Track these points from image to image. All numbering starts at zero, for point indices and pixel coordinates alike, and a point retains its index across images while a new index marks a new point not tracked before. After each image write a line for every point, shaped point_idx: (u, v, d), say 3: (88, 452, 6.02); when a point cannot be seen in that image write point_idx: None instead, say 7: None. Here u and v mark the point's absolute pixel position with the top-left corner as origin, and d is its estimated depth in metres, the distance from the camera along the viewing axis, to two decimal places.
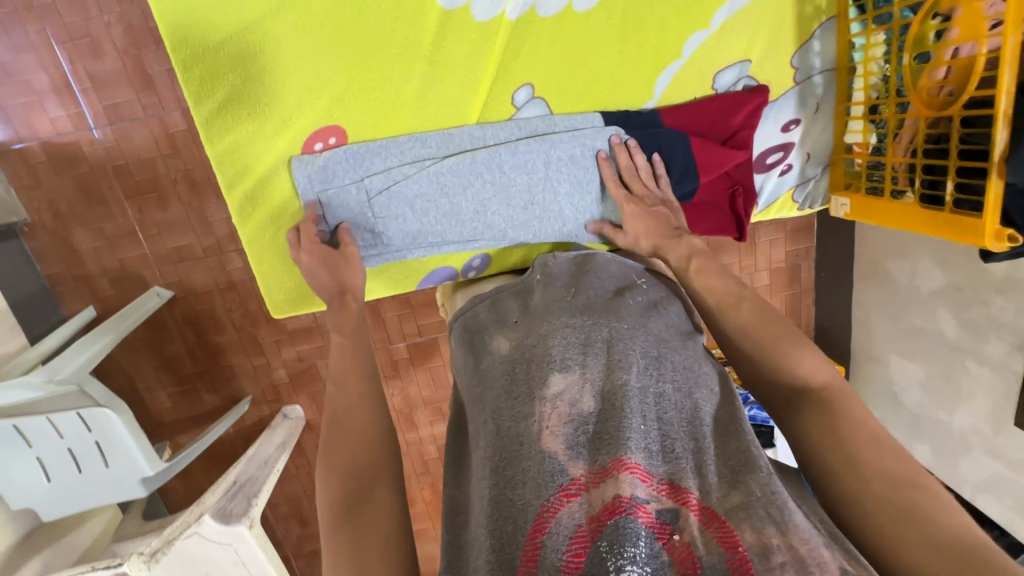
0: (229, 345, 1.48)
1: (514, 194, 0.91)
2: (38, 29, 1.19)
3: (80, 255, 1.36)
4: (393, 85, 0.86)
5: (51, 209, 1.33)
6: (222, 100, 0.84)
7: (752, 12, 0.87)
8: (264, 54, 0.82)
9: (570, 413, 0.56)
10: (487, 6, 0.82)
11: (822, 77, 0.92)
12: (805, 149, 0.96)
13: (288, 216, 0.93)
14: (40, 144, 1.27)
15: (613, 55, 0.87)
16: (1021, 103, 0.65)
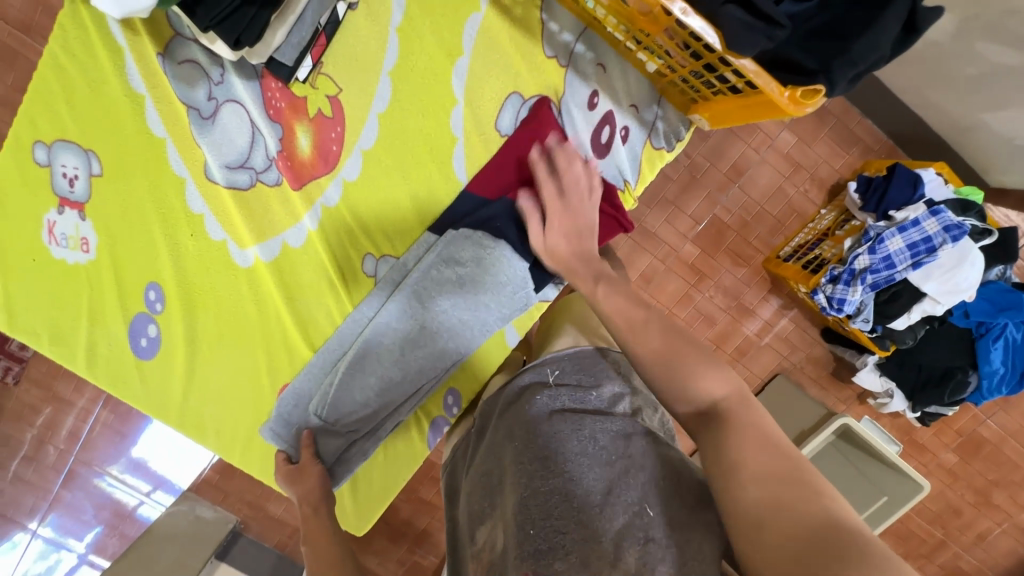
0: (412, 515, 1.83)
1: (416, 338, 0.98)
2: None
3: (280, 520, 1.79)
4: (291, 333, 1.04)
5: (245, 502, 1.77)
6: (216, 428, 1.06)
7: (481, 57, 0.90)
8: (215, 376, 1.04)
9: (489, 556, 0.69)
10: (296, 233, 0.99)
11: (583, 43, 0.90)
12: (626, 105, 0.93)
13: None
14: (212, 468, 1.74)
15: (402, 182, 0.96)
16: None
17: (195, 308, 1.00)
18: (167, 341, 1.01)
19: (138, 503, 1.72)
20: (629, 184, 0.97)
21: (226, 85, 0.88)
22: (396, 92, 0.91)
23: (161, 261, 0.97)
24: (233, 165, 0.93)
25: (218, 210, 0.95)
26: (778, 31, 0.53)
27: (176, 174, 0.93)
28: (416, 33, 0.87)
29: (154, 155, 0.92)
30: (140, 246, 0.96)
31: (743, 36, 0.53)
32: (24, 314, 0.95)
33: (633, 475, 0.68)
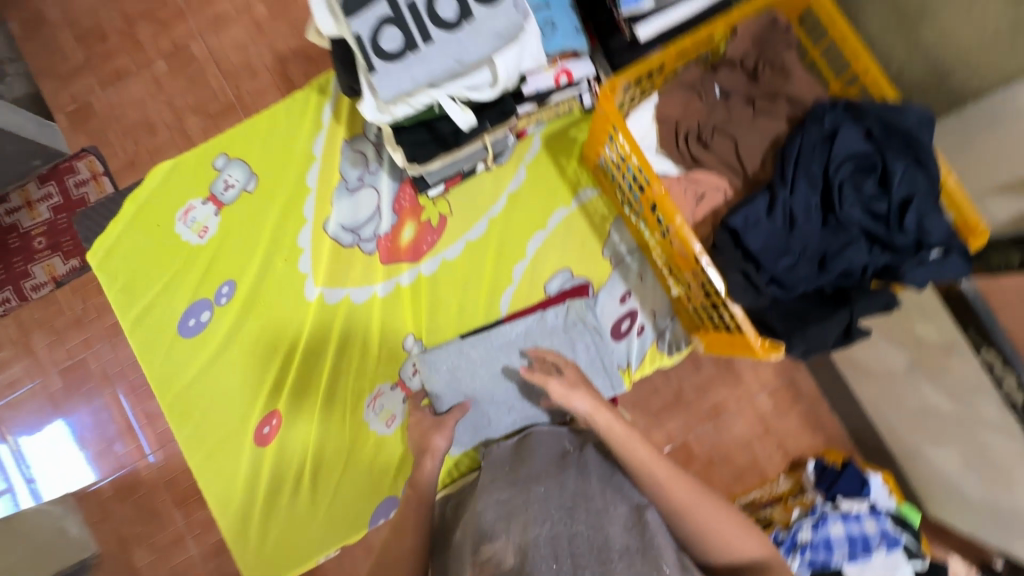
0: None
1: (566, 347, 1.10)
2: (111, 389, 1.64)
3: (138, 572, 1.61)
4: (309, 371, 1.15)
5: (116, 536, 1.61)
6: (192, 425, 1.14)
7: (559, 234, 1.17)
8: (224, 375, 1.15)
9: (495, 573, 0.69)
10: (361, 292, 1.16)
11: (633, 256, 1.15)
12: (648, 308, 1.14)
13: (245, 479, 1.13)
14: (111, 482, 1.63)
15: (457, 293, 1.16)
16: (724, 249, 0.83)
17: (255, 314, 1.16)
18: (211, 328, 1.16)
19: (6, 489, 1.60)
20: (630, 367, 1.15)
21: (375, 175, 1.18)
22: (487, 232, 1.17)
23: (249, 265, 1.18)
24: (346, 227, 1.17)
25: (314, 253, 1.17)
26: (763, 294, 0.81)
27: (303, 218, 1.18)
28: (522, 199, 1.17)
29: (295, 197, 1.19)
30: (242, 251, 1.18)
31: (739, 289, 0.82)
32: (114, 262, 1.18)
33: (646, 531, 0.72)
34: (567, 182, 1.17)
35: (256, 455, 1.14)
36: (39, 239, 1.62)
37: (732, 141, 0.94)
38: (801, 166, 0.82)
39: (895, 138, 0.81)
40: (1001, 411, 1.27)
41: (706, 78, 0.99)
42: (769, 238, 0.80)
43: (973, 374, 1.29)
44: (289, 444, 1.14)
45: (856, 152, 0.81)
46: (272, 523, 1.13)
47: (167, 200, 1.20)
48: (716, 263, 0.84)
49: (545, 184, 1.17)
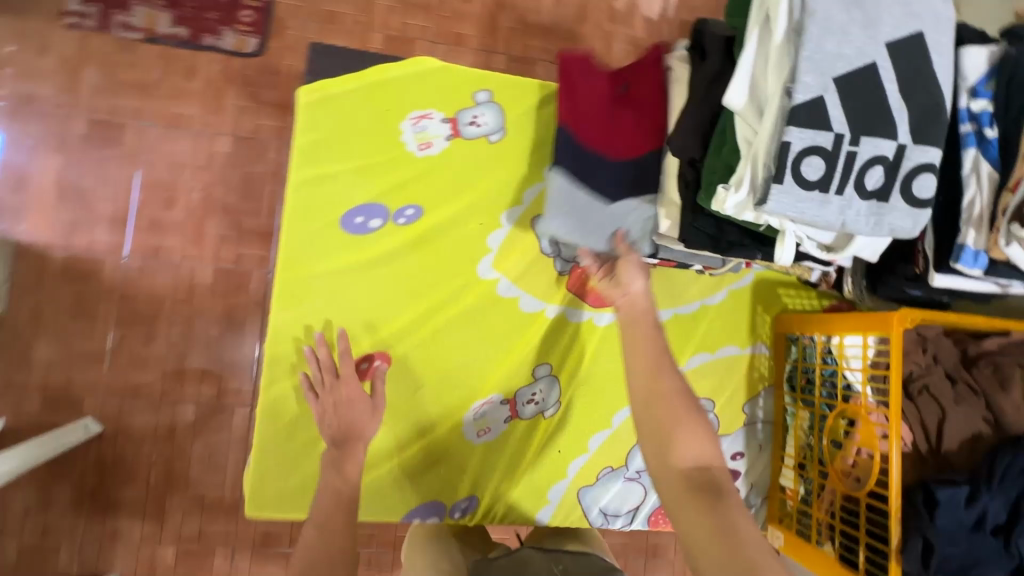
0: (131, 502, 1.23)
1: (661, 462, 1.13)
2: (130, 170, 1.26)
3: (30, 360, 1.20)
4: (444, 336, 1.07)
5: (32, 309, 1.20)
6: (299, 312, 1.03)
7: (718, 365, 1.18)
8: (352, 289, 1.04)
9: None
10: (533, 303, 1.11)
11: (763, 425, 1.18)
12: (749, 480, 1.16)
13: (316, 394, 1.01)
14: (64, 255, 1.23)
15: (612, 357, 1.12)
16: (917, 507, 0.85)
17: (421, 254, 1.08)
18: (371, 239, 1.06)
19: None
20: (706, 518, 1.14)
21: None
22: (667, 323, 1.16)
23: (443, 203, 1.09)
24: None
25: (510, 239, 1.12)
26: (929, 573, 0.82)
27: (519, 200, 1.13)
28: (709, 316, 1.18)
29: (527, 175, 1.13)
30: (446, 190, 1.10)
31: (912, 557, 0.83)
32: (320, 113, 1.06)
33: None
34: (751, 328, 1.19)
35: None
36: None
37: (939, 412, 0.99)
38: (1002, 479, 0.87)
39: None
40: None
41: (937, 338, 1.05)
42: (953, 528, 0.84)
43: None
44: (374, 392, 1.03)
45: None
46: (310, 465, 1.01)
47: (408, 93, 1.10)
48: (898, 518, 0.85)
49: (733, 318, 1.18)
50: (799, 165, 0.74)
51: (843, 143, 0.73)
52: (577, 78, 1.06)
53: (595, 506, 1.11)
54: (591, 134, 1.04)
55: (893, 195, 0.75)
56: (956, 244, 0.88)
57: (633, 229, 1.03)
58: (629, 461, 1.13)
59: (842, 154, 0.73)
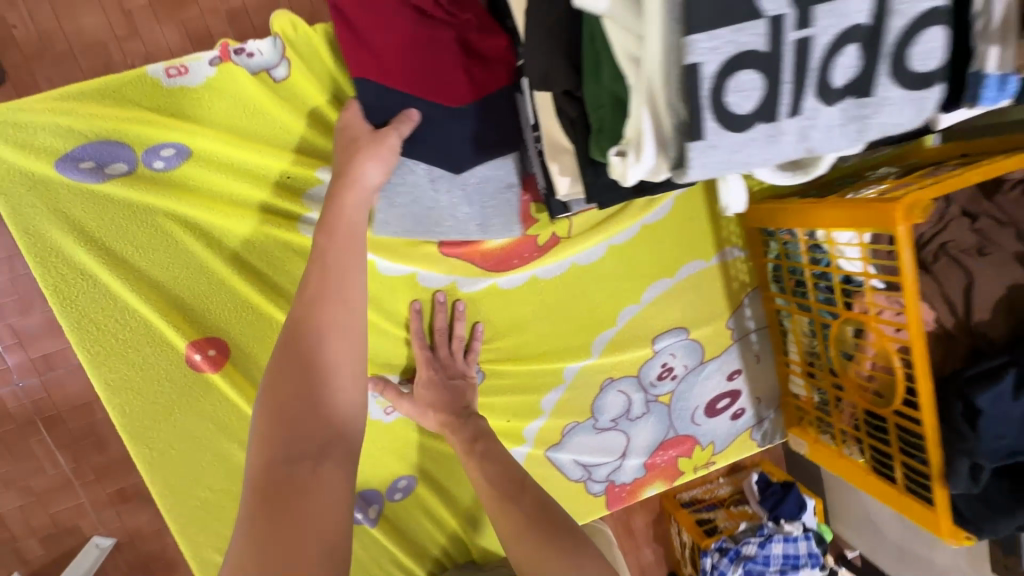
0: None
1: (637, 408, 0.98)
2: None
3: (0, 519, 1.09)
4: None
5: None
6: (156, 417, 0.81)
7: (683, 286, 0.96)
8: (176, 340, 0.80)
9: None
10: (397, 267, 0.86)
11: (757, 334, 1.00)
12: (754, 394, 1.02)
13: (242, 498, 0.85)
14: None
15: (546, 322, 0.92)
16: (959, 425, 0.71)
17: (286, 333, 0.84)
18: (180, 289, 0.80)
19: None
20: (713, 448, 1.03)
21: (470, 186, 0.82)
22: (605, 259, 0.93)
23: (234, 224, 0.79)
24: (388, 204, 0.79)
25: None
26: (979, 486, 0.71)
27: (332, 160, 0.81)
28: (658, 235, 0.93)
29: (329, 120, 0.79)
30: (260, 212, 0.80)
31: (959, 480, 0.70)
32: (21, 187, 0.73)
33: None
34: (713, 233, 0.95)
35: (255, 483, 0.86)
36: None
37: (965, 277, 0.78)
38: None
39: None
40: None
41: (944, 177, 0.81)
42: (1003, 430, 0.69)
43: None
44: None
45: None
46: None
47: (137, 118, 0.74)
48: (938, 440, 0.72)
49: (690, 224, 0.94)
50: (724, 93, 0.44)
51: (784, 29, 0.42)
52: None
53: (571, 462, 0.97)
54: (413, 86, 0.72)
55: (880, 79, 0.45)
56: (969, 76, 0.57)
57: (498, 206, 0.83)
58: (599, 413, 0.97)
59: (788, 51, 0.43)
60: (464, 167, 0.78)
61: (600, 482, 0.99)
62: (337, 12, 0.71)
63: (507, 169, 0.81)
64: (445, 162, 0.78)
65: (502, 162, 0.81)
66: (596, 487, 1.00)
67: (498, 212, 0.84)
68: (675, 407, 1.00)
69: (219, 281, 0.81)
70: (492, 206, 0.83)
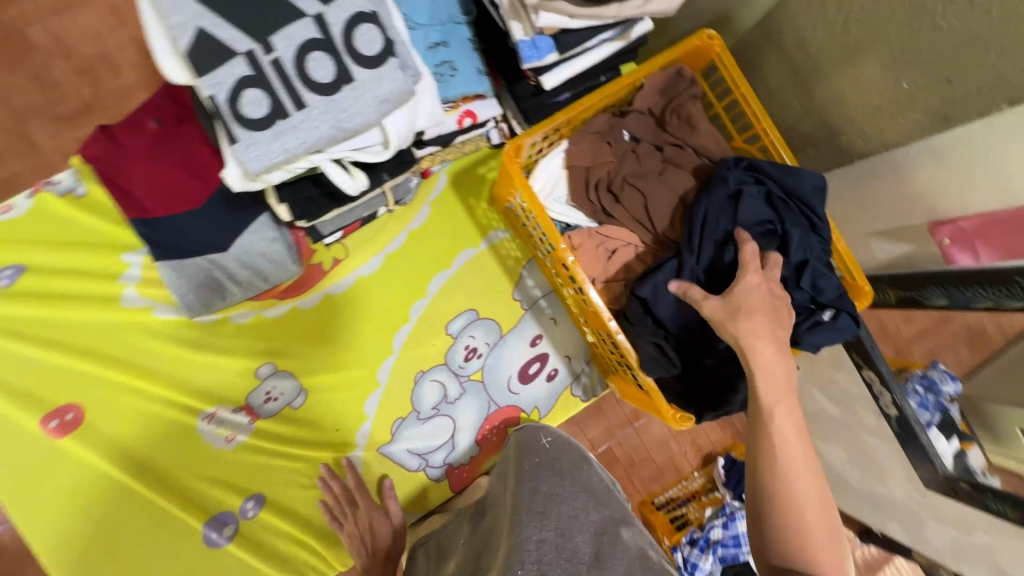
0: None
1: (452, 390, 1.08)
2: None
3: None
4: (145, 405, 1.00)
5: None
6: (26, 486, 0.96)
7: (463, 273, 1.10)
8: (30, 418, 0.97)
9: None
10: (205, 316, 1.03)
11: (546, 299, 1.12)
12: (562, 353, 1.11)
13: (110, 544, 0.97)
14: None
15: (347, 331, 1.06)
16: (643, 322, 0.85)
17: (124, 392, 1.00)
18: (27, 377, 0.98)
19: None
20: (539, 412, 1.11)
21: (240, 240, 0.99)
22: (385, 267, 1.08)
23: (64, 312, 0.98)
24: (179, 275, 0.97)
25: (158, 294, 1.01)
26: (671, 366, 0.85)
27: (131, 247, 1.00)
28: (425, 236, 1.08)
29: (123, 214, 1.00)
30: (80, 297, 0.99)
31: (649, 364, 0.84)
32: None
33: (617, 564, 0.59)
34: (473, 223, 1.10)
35: (121, 531, 0.98)
36: None
37: (643, 198, 0.91)
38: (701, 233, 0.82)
39: (790, 202, 0.84)
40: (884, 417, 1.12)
41: (612, 123, 0.96)
42: (672, 313, 0.83)
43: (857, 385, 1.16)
44: (176, 529, 0.99)
45: (761, 218, 0.82)
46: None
47: None
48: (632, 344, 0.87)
49: (451, 221, 1.09)
50: (240, 105, 0.62)
51: (258, 57, 0.62)
52: (114, 129, 0.97)
53: (404, 453, 1.07)
54: (172, 168, 0.95)
55: (353, 68, 0.64)
56: (514, 43, 0.77)
57: (269, 262, 1.00)
58: (417, 403, 1.07)
59: (270, 69, 0.62)
60: (226, 219, 0.96)
61: (437, 467, 1.08)
62: (109, 137, 0.97)
63: (261, 228, 0.98)
64: (212, 248, 0.97)
65: (257, 224, 0.98)
66: (435, 473, 1.08)
67: (268, 256, 1.00)
68: (490, 382, 1.09)
69: (57, 361, 0.98)
70: (262, 256, 0.99)
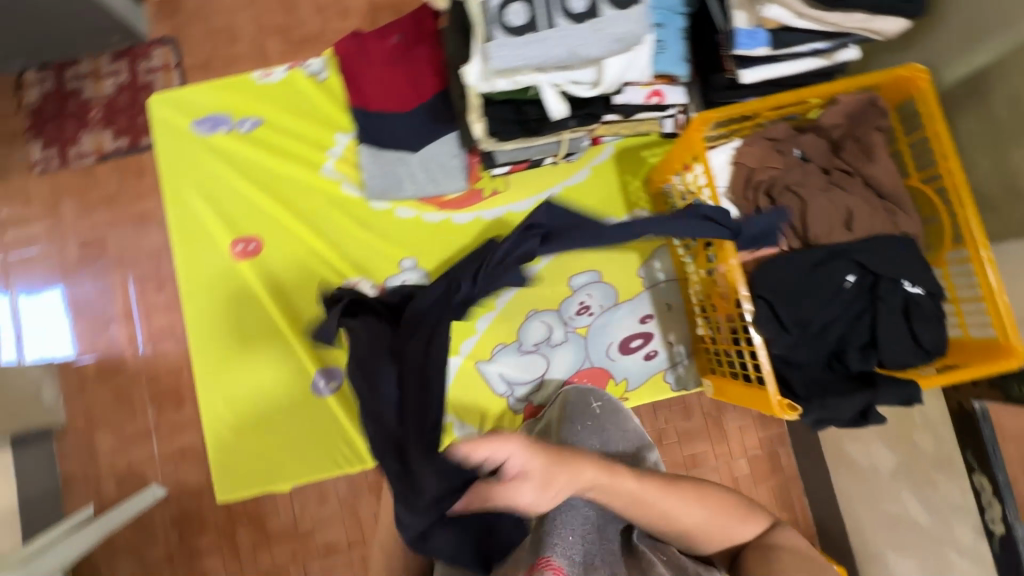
0: (207, 546, 1.68)
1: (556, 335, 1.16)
2: (119, 275, 1.75)
3: (98, 452, 1.70)
4: (307, 258, 1.18)
5: (85, 414, 1.71)
6: (203, 290, 1.17)
7: (598, 237, 1.18)
8: (223, 239, 1.18)
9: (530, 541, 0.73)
10: (379, 202, 1.19)
11: (666, 284, 1.17)
12: (666, 338, 1.15)
13: (246, 359, 1.16)
14: (94, 360, 1.72)
15: (484, 253, 1.18)
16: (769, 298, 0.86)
17: (296, 241, 1.18)
18: (232, 206, 1.19)
19: None
20: (628, 384, 1.14)
21: (429, 147, 1.15)
22: (533, 210, 1.19)
23: (278, 166, 1.20)
24: (373, 160, 1.16)
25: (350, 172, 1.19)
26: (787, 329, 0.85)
27: (344, 130, 1.20)
28: (576, 194, 1.19)
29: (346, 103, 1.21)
30: (293, 157, 1.20)
31: (767, 321, 0.84)
32: (167, 136, 1.21)
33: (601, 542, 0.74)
34: (622, 196, 1.19)
35: (255, 353, 1.16)
36: (97, 111, 1.71)
37: (800, 204, 0.95)
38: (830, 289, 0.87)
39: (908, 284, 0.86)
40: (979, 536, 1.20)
41: (790, 137, 1.01)
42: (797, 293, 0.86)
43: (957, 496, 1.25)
44: (294, 369, 1.16)
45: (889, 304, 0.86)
46: (245, 443, 1.14)
47: (236, 99, 1.22)
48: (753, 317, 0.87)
49: (602, 189, 1.19)
50: (507, 16, 0.79)
51: None
52: (366, 35, 1.18)
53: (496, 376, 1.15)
54: (401, 77, 1.15)
55: (602, 8, 0.79)
56: (730, 32, 0.86)
57: (445, 172, 1.15)
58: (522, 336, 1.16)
59: None
60: (427, 126, 1.14)
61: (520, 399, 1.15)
62: (359, 39, 1.18)
63: (449, 143, 1.15)
64: (406, 148, 1.15)
65: (447, 139, 1.15)
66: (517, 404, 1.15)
67: (447, 167, 1.15)
68: (591, 340, 1.16)
69: (258, 200, 1.19)
70: (442, 166, 1.15)
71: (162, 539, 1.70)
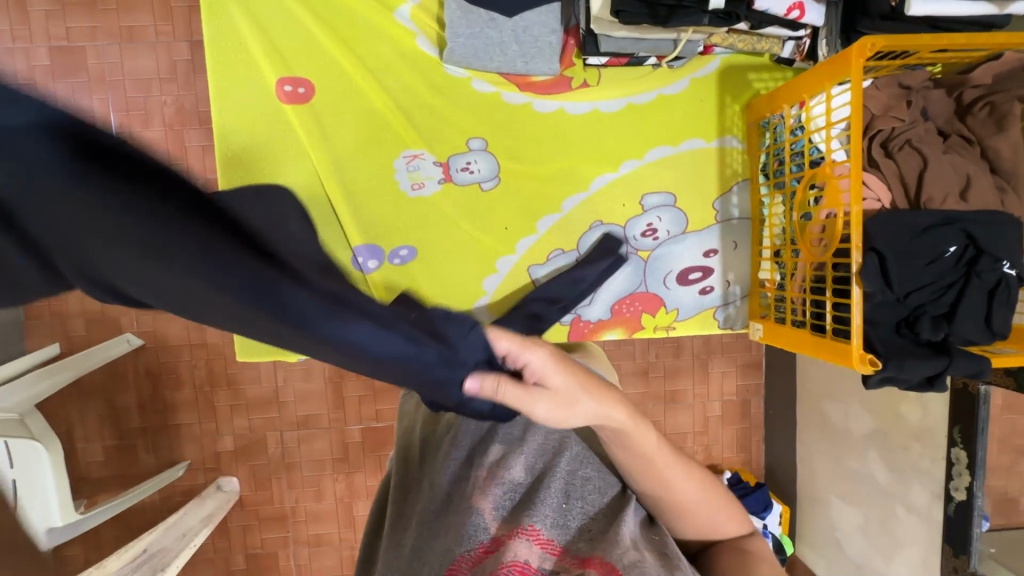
0: (183, 403, 1.64)
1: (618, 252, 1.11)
2: (102, 97, 1.54)
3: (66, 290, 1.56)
4: (362, 115, 1.04)
5: None
6: (236, 126, 1.01)
7: (680, 157, 1.10)
8: (264, 71, 1.01)
9: (497, 483, 0.61)
10: (454, 67, 1.05)
11: (739, 222, 1.12)
12: (724, 275, 1.13)
13: None
14: None
15: (558, 152, 1.08)
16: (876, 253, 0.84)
17: (351, 94, 1.03)
18: (281, 34, 1.01)
19: None
20: (677, 314, 1.14)
21: (528, 12, 0.99)
22: (621, 113, 1.09)
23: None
24: (461, 13, 0.99)
25: (428, 25, 1.04)
26: (892, 288, 0.83)
27: None
28: (670, 106, 1.09)
29: None
30: None
31: (874, 274, 0.82)
32: None
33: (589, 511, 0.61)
34: (717, 118, 1.10)
35: None
36: None
37: (921, 162, 0.90)
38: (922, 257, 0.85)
39: (978, 266, 0.85)
40: (935, 500, 1.22)
41: (923, 89, 0.95)
42: (903, 252, 0.84)
43: (926, 462, 1.25)
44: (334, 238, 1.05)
45: (952, 287, 0.86)
46: None
47: None
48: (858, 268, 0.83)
49: (698, 105, 1.09)
50: None
51: None
52: None
53: None
54: None
55: None
56: None
57: (537, 49, 1.01)
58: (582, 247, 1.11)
59: None
60: None
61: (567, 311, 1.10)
62: None
63: (550, 15, 1.00)
64: (499, 8, 0.99)
65: (549, 9, 0.99)
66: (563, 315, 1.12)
67: (541, 41, 1.00)
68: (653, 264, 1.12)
69: (314, 35, 1.02)
70: (535, 41, 1.00)
71: (134, 388, 1.63)
